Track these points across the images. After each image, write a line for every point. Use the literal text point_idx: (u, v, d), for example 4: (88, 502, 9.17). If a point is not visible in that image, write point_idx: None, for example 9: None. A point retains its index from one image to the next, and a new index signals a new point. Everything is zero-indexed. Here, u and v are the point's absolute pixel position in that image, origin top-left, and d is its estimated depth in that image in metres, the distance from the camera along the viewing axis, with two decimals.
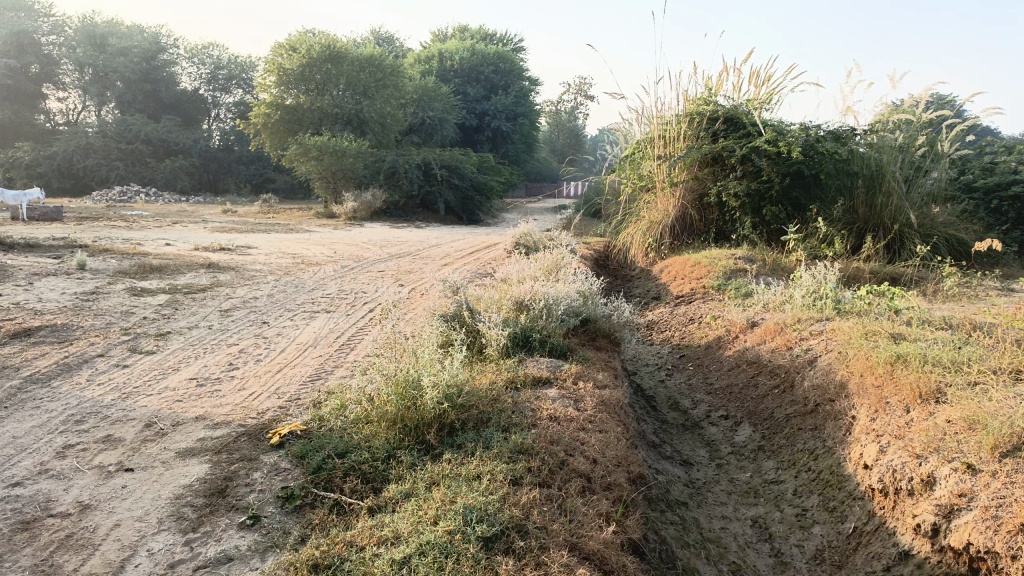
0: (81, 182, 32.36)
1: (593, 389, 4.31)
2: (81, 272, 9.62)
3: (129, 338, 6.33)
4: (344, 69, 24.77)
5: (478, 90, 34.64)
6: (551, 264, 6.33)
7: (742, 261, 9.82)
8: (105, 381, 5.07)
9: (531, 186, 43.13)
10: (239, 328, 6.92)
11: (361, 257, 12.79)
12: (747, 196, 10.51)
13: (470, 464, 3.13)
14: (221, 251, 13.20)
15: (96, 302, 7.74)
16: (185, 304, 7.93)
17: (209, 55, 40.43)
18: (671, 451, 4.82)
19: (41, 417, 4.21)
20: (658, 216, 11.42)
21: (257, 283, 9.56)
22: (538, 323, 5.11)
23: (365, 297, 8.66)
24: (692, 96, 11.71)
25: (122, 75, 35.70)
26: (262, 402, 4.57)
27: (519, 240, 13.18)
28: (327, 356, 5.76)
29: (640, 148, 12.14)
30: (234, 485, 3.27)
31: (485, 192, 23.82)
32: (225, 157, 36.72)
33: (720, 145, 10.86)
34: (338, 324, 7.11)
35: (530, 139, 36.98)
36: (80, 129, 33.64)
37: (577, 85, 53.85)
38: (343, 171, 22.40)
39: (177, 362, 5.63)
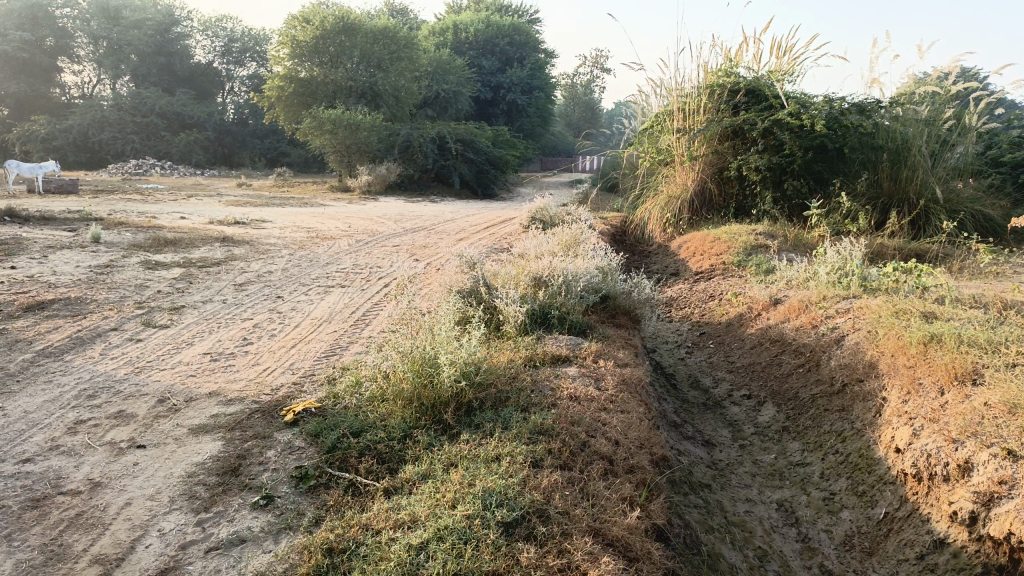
0: (97, 155, 32.46)
1: (614, 367, 4.20)
2: (95, 245, 9.59)
3: (143, 311, 6.28)
4: (358, 41, 24.51)
5: (493, 63, 34.24)
6: (569, 239, 6.19)
7: (763, 237, 9.64)
8: (119, 355, 5.02)
9: (547, 160, 42.77)
10: (254, 302, 6.85)
11: (376, 232, 12.70)
12: (769, 170, 10.20)
13: (489, 446, 3.04)
14: (236, 224, 13.15)
15: (110, 275, 7.70)
16: (199, 277, 7.88)
17: (223, 27, 40.15)
18: (693, 431, 4.73)
19: (53, 392, 4.16)
20: (678, 191, 11.22)
21: (271, 257, 9.49)
22: (557, 300, 4.99)
23: (380, 272, 8.57)
24: (712, 68, 11.45)
25: (136, 48, 35.66)
26: (277, 377, 4.50)
27: (535, 214, 13.03)
28: (342, 332, 5.68)
29: (658, 121, 11.91)
30: (247, 463, 3.19)
31: (501, 166, 23.60)
32: (240, 131, 36.61)
33: (741, 118, 10.62)
34: (353, 298, 7.02)
35: (546, 112, 36.59)
36: (95, 102, 33.62)
37: (593, 58, 53.12)
38: (357, 145, 22.27)
39: (191, 336, 5.57)
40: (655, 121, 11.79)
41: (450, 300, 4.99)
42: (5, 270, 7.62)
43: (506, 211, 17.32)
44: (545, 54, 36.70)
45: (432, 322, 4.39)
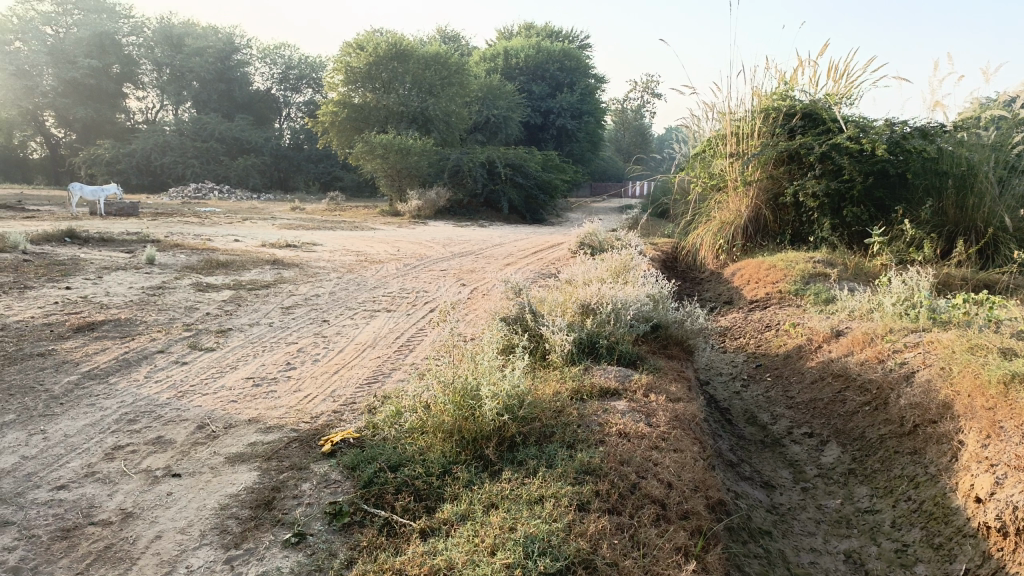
0: (158, 179, 33.52)
1: (667, 402, 4.00)
2: (149, 266, 9.76)
3: (191, 334, 6.29)
4: (410, 66, 24.81)
5: (543, 88, 34.34)
6: (619, 265, 6.00)
7: (821, 265, 9.30)
8: (163, 378, 4.99)
9: (597, 185, 42.58)
10: (299, 326, 6.82)
11: (424, 256, 12.68)
12: (827, 196, 9.93)
13: (532, 486, 2.86)
14: (287, 247, 13.30)
15: (162, 297, 7.78)
16: (247, 300, 7.90)
17: (282, 55, 41.01)
18: (750, 472, 4.49)
19: (94, 415, 4.14)
20: (731, 217, 10.94)
21: (319, 280, 9.51)
22: (605, 329, 4.80)
23: (426, 296, 8.49)
24: (767, 91, 11.20)
25: (198, 75, 36.88)
26: (317, 404, 4.40)
27: (584, 239, 12.87)
28: (385, 358, 5.57)
29: (711, 146, 11.68)
30: (281, 496, 3.07)
31: (550, 191, 23.52)
32: (295, 156, 37.42)
33: (797, 142, 10.33)
34: (398, 323, 6.93)
35: (596, 137, 36.50)
36: (158, 127, 34.82)
37: (644, 83, 52.92)
38: (408, 169, 22.46)
39: (235, 360, 5.53)
40: (708, 145, 11.57)
41: (496, 327, 4.87)
42: (61, 290, 7.78)
43: (555, 235, 17.19)
44: (596, 80, 36.70)
45: (477, 350, 4.26)
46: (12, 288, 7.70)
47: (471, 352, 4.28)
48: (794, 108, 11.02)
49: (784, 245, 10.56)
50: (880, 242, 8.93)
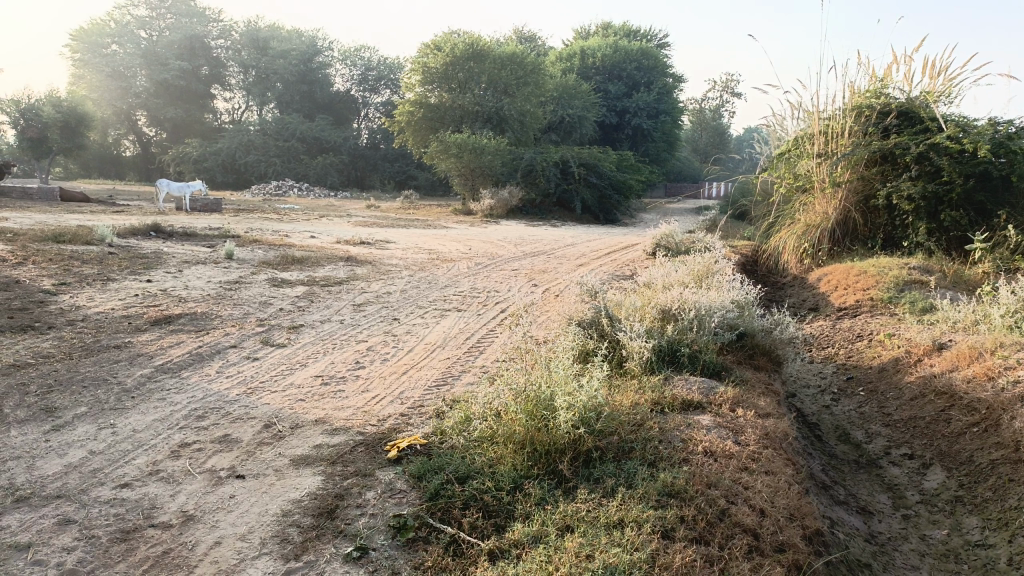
0: (242, 177, 34.60)
1: (756, 417, 3.71)
2: (228, 261, 9.93)
3: (263, 329, 6.30)
4: (486, 66, 24.79)
5: (619, 88, 33.86)
6: (701, 270, 5.68)
7: (917, 272, 8.73)
8: (234, 374, 4.97)
9: (672, 186, 41.79)
10: (370, 324, 6.75)
11: (496, 255, 12.56)
12: (923, 199, 9.33)
13: (610, 507, 2.63)
14: (361, 244, 13.40)
15: (238, 291, 7.87)
16: (320, 297, 7.91)
17: (362, 57, 41.61)
18: (845, 495, 4.14)
19: (164, 411, 4.14)
20: (817, 219, 10.39)
21: (391, 278, 9.48)
22: (687, 336, 4.51)
23: (498, 297, 8.33)
24: (859, 88, 10.62)
25: (281, 76, 37.95)
26: (384, 406, 4.27)
27: (660, 241, 12.50)
28: (454, 359, 5.41)
29: (797, 146, 11.17)
30: (345, 505, 2.92)
31: (624, 191, 23.10)
32: (372, 155, 38.02)
33: (891, 142, 9.75)
34: (468, 323, 6.78)
35: (673, 137, 35.77)
36: (243, 127, 35.98)
37: (724, 82, 51.63)
38: (481, 168, 22.44)
39: (305, 357, 5.47)
40: (794, 145, 11.05)
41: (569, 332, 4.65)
42: (143, 283, 7.97)
43: (630, 236, 16.82)
44: (674, 79, 35.97)
45: (550, 357, 4.05)
46: (97, 279, 7.93)
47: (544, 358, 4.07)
48: (888, 106, 10.43)
49: (875, 250, 9.97)
50: (982, 248, 8.33)
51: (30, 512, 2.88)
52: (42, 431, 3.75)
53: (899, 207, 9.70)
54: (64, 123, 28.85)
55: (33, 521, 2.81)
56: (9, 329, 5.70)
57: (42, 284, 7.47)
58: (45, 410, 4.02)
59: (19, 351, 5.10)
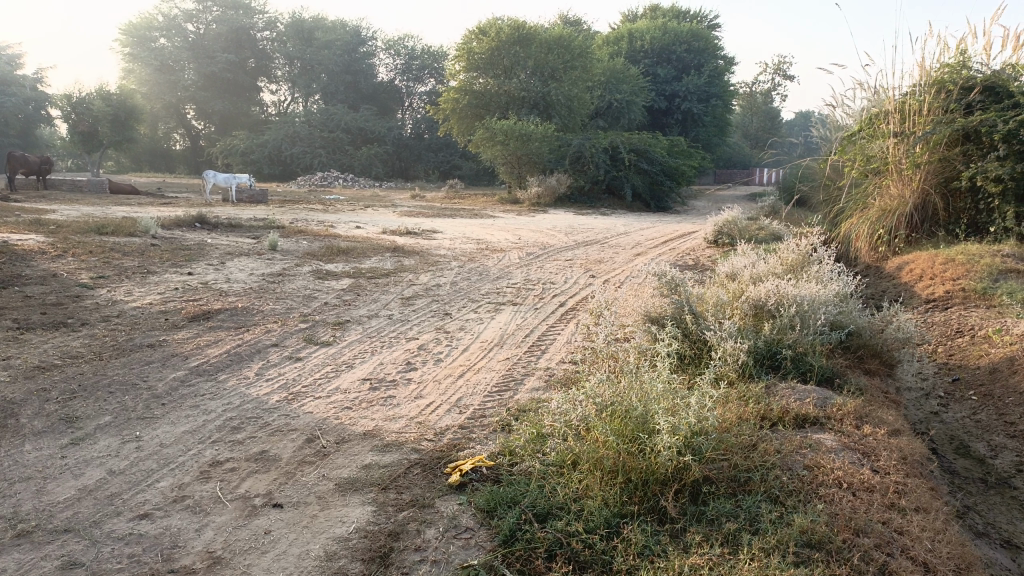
0: (288, 169, 34.63)
1: (888, 435, 3.10)
2: (272, 253, 9.55)
3: (307, 326, 5.84)
4: (533, 51, 24.12)
5: (669, 72, 32.93)
6: (794, 260, 5.02)
7: (1012, 261, 7.96)
8: (274, 377, 4.53)
9: (721, 173, 40.67)
10: (420, 319, 6.27)
11: (548, 244, 12.01)
12: (1013, 180, 8.57)
13: (737, 565, 2.09)
14: (407, 235, 12.94)
15: (281, 284, 7.46)
16: (367, 290, 7.45)
17: (406, 46, 41.13)
18: (983, 526, 3.48)
19: (196, 421, 3.71)
20: (893, 204, 9.58)
21: (441, 269, 9.00)
22: (789, 336, 3.89)
23: (555, 289, 7.78)
24: (938, 61, 9.79)
25: (326, 67, 37.79)
26: (441, 417, 3.75)
27: (722, 229, 11.80)
28: (515, 360, 4.86)
29: (871, 126, 10.37)
30: (400, 548, 2.41)
31: (676, 177, 22.25)
32: (416, 144, 37.67)
33: (975, 120, 8.97)
34: (528, 319, 6.23)
35: (723, 121, 34.65)
36: (288, 118, 36.00)
37: (776, 65, 49.97)
38: (529, 155, 21.84)
39: (351, 358, 5.00)
40: (866, 124, 10.27)
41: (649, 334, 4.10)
42: (183, 276, 7.61)
43: (685, 224, 16.08)
44: (726, 61, 34.76)
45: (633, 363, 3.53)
46: (136, 272, 7.60)
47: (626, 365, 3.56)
48: (972, 79, 9.59)
49: (958, 236, 9.18)
50: None
51: (31, 550, 2.44)
52: (59, 445, 3.35)
53: (984, 189, 8.93)
54: (113, 117, 29.03)
55: (33, 563, 2.37)
56: (41, 326, 5.35)
57: (80, 277, 7.16)
58: (66, 420, 3.63)
59: (47, 350, 4.74)
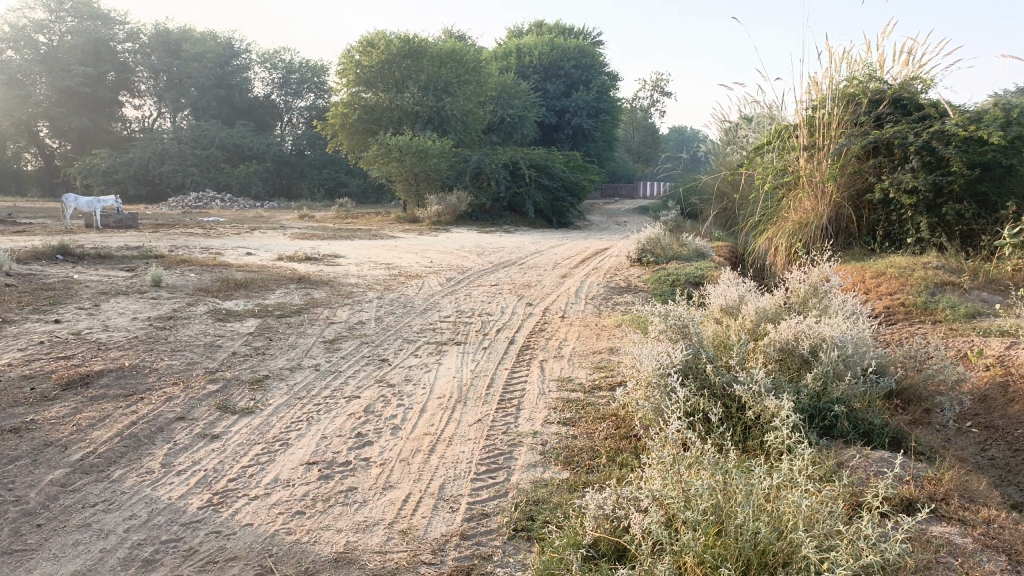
0: (157, 189, 32.07)
1: (1011, 519, 2.54)
2: (156, 290, 8.23)
3: (218, 386, 4.78)
4: (424, 64, 23.29)
5: (558, 87, 32.94)
6: (797, 291, 4.40)
7: (943, 273, 7.90)
8: (188, 469, 3.53)
9: (608, 188, 41.15)
10: (355, 369, 5.32)
11: (465, 268, 11.22)
12: (926, 192, 8.68)
13: None
14: (307, 261, 11.77)
15: (175, 331, 6.27)
16: (280, 333, 6.39)
17: (283, 59, 39.25)
18: None
19: (88, 553, 2.70)
20: (809, 217, 9.33)
21: (359, 302, 8.04)
22: (836, 389, 3.27)
23: (494, 321, 6.99)
24: (850, 74, 9.80)
25: (196, 81, 35.39)
26: (430, 520, 2.90)
27: (645, 246, 11.46)
28: (490, 424, 4.03)
29: (782, 138, 10.26)
30: None
31: (577, 193, 21.91)
32: (298, 162, 35.88)
33: (888, 132, 9.10)
34: (482, 363, 5.37)
35: (611, 137, 35.00)
36: (155, 135, 33.39)
37: (655, 82, 51.28)
38: (426, 172, 20.96)
39: (282, 431, 4.00)
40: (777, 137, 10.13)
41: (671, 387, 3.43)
42: (49, 325, 6.28)
43: (595, 241, 15.69)
44: (612, 77, 35.12)
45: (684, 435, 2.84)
46: None
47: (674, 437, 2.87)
48: (881, 92, 9.71)
49: (874, 250, 9.14)
50: (1012, 243, 7.65)
51: None
52: None
53: (897, 201, 8.97)
54: None
55: None
56: None
57: None
58: None
59: None
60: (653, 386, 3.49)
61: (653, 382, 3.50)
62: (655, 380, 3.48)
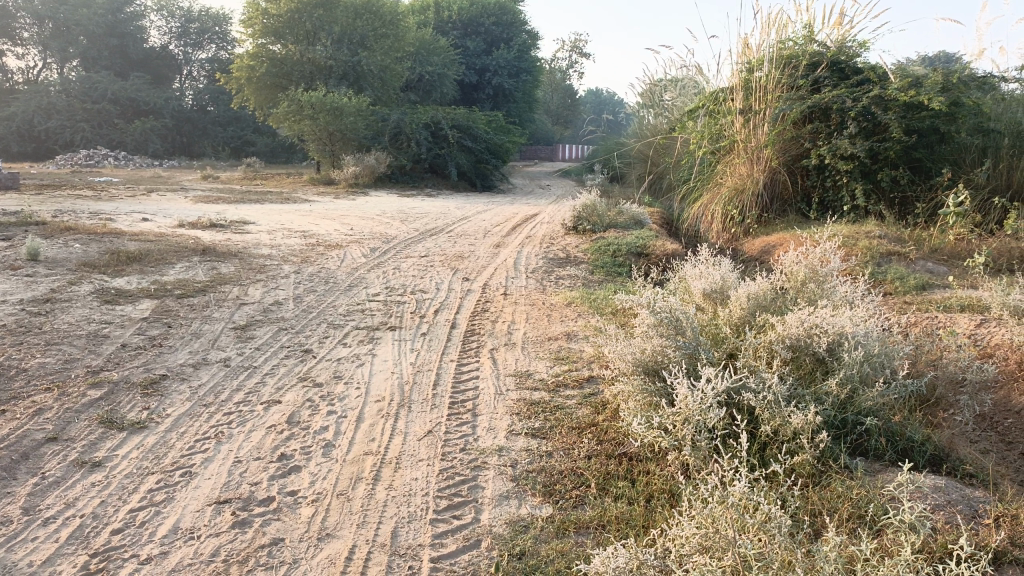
0: (43, 146, 29.28)
1: None
2: (31, 265, 7.08)
3: (101, 392, 3.91)
4: (338, 15, 21.86)
5: (478, 44, 31.84)
6: (791, 274, 3.79)
7: (888, 242, 7.51)
8: (55, 517, 2.72)
9: (527, 150, 40.44)
10: (272, 364, 4.50)
11: (388, 236, 10.39)
12: (862, 158, 8.36)
13: None
14: (212, 228, 10.66)
15: (52, 318, 5.26)
16: (180, 318, 5.48)
17: (180, 6, 36.56)
18: None
19: None
20: (744, 183, 8.89)
21: (274, 277, 7.16)
22: (865, 402, 2.76)
23: (428, 301, 6.25)
24: (788, 36, 9.29)
25: (85, 29, 32.28)
26: None
27: (581, 214, 10.83)
28: (444, 436, 3.36)
29: (715, 103, 9.74)
30: None
31: (501, 155, 21.08)
32: (200, 118, 33.61)
33: (827, 95, 8.71)
34: (423, 355, 4.65)
35: (532, 98, 34.21)
36: (38, 86, 30.34)
37: (573, 43, 50.66)
38: (342, 131, 19.71)
39: (182, 455, 3.21)
40: (711, 100, 9.58)
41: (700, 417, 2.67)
42: None
43: (522, 206, 15.01)
44: (533, 35, 34.21)
45: (743, 487, 2.17)
46: None
47: (720, 487, 2.23)
48: (819, 54, 9.29)
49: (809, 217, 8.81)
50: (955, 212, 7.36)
51: None
52: None
53: (833, 166, 8.61)
54: None
55: None
56: None
57: None
58: None
59: None
60: (689, 419, 2.68)
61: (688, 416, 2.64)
62: (682, 408, 2.71)
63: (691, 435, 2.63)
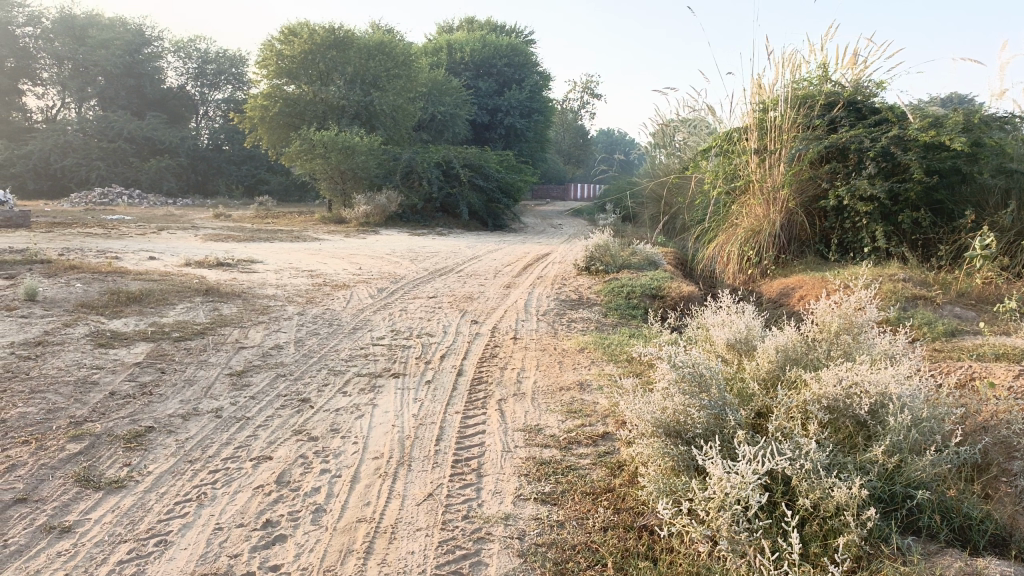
0: (59, 184, 29.52)
1: None
2: (28, 305, 6.89)
3: (81, 445, 3.65)
4: (351, 56, 22.05)
5: (490, 85, 32.05)
6: (821, 324, 3.51)
7: (912, 286, 7.19)
8: None
9: (539, 189, 40.46)
10: (266, 414, 4.24)
11: (397, 276, 10.19)
12: (882, 198, 8.10)
13: None
14: (219, 267, 10.49)
15: (41, 363, 5.04)
16: (175, 363, 5.24)
17: (198, 48, 37.12)
18: None
19: None
20: (761, 224, 8.64)
21: (276, 319, 6.93)
22: (915, 474, 2.46)
23: (435, 345, 5.98)
24: (803, 76, 9.12)
25: (104, 69, 32.76)
26: None
27: (593, 254, 10.58)
28: (445, 501, 3.07)
29: (729, 142, 9.54)
30: None
31: (512, 194, 20.96)
32: (215, 157, 33.90)
33: (844, 135, 8.48)
34: (426, 406, 4.37)
35: (544, 138, 34.29)
36: (56, 125, 30.70)
37: (584, 83, 51.03)
38: (353, 170, 19.70)
39: (157, 521, 2.93)
40: (725, 140, 9.39)
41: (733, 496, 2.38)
42: None
43: (534, 246, 14.80)
44: (545, 76, 34.42)
45: None
46: None
47: None
48: (835, 94, 9.10)
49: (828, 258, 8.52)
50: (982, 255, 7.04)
51: None
52: None
53: (852, 207, 8.34)
54: None
55: None
56: None
57: None
58: None
59: None
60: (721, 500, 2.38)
61: (723, 496, 2.34)
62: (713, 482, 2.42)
63: (725, 519, 2.32)
